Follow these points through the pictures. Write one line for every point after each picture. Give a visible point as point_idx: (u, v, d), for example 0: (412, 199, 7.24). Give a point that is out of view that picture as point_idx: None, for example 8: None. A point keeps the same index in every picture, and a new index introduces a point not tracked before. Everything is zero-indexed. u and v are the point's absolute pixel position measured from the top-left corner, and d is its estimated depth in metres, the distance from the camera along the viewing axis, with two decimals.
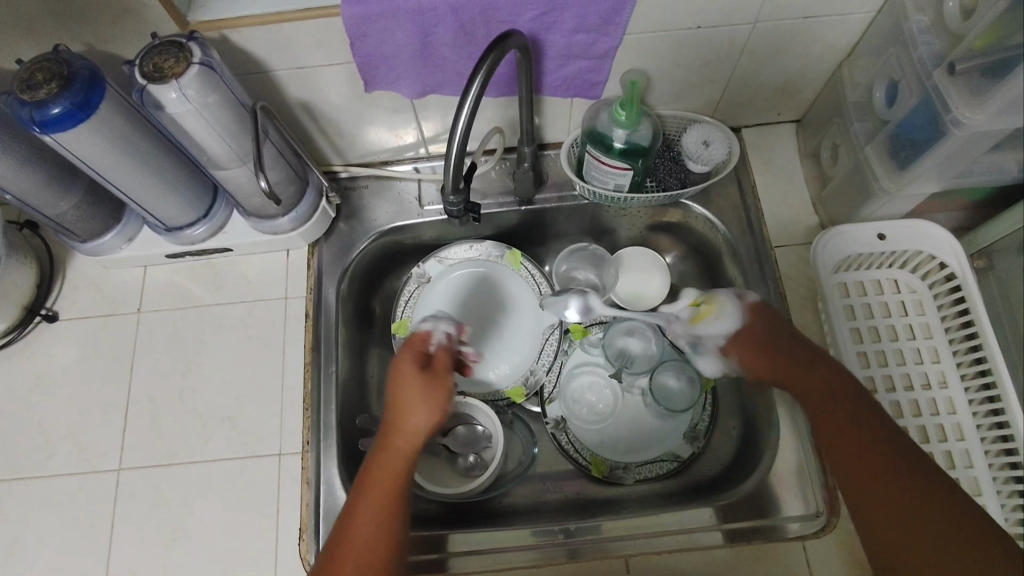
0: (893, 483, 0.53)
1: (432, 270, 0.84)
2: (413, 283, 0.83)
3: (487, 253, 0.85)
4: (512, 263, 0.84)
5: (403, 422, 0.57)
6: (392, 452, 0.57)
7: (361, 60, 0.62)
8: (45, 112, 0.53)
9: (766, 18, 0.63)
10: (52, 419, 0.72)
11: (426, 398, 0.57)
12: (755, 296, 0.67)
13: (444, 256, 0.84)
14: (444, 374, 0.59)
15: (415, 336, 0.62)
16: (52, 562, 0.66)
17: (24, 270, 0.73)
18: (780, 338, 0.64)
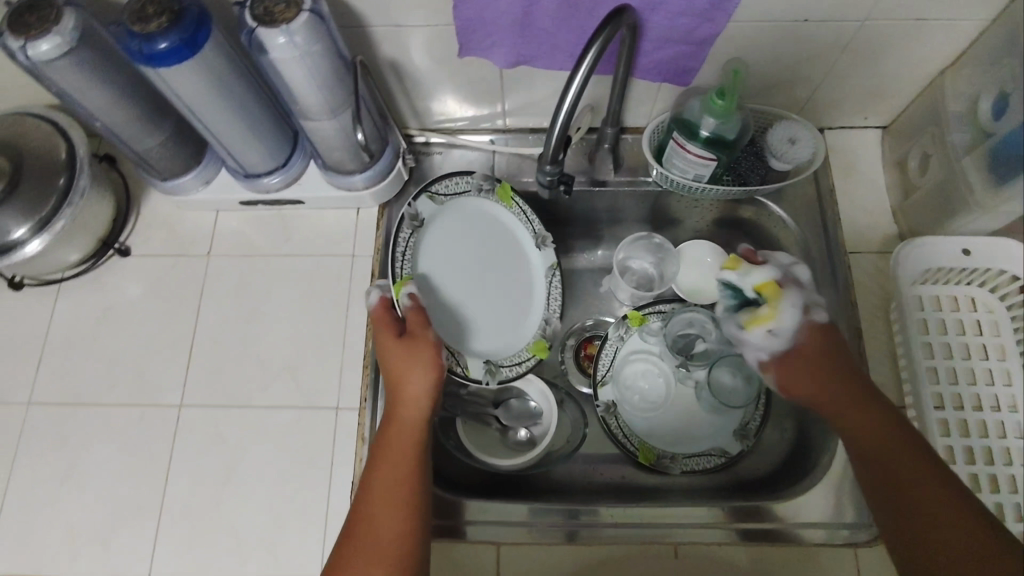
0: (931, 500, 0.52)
1: (424, 210, 0.73)
2: (407, 228, 0.72)
3: (478, 185, 0.76)
4: (501, 199, 0.77)
5: (404, 389, 0.62)
6: (397, 430, 0.60)
7: (462, 23, 0.62)
8: (152, 47, 0.53)
9: (878, 16, 0.61)
10: (117, 351, 0.74)
11: (412, 369, 0.62)
12: (822, 313, 0.63)
13: (433, 193, 0.74)
14: (420, 333, 0.64)
15: (381, 306, 0.66)
16: (109, 488, 0.68)
17: (104, 203, 0.74)
18: (825, 353, 0.61)
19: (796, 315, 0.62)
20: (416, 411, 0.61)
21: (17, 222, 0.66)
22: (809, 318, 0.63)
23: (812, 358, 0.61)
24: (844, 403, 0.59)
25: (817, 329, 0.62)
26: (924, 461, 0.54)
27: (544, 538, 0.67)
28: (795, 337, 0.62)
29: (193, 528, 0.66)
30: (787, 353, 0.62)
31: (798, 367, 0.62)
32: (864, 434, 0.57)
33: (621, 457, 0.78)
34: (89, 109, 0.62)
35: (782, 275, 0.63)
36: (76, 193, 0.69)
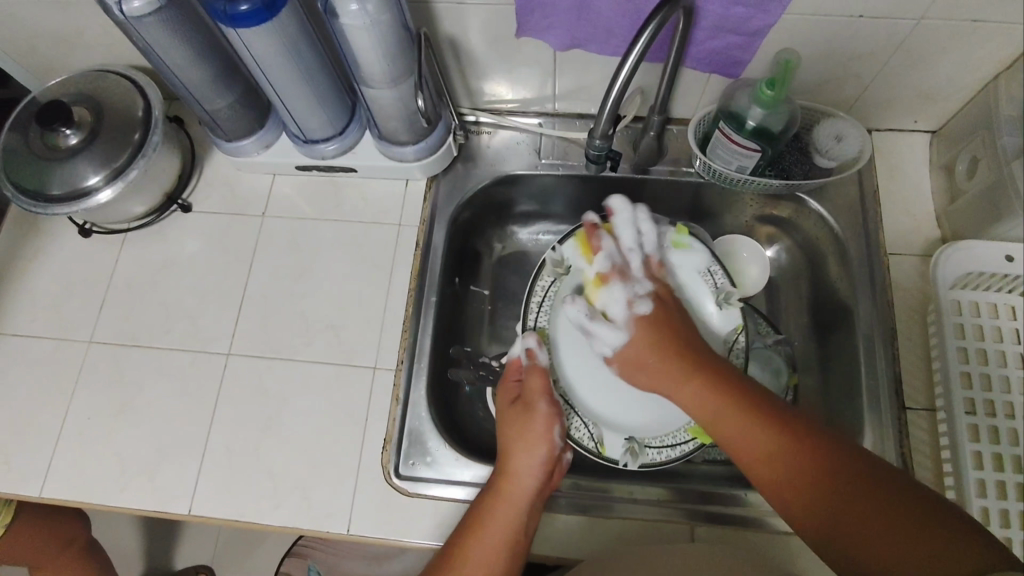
0: (847, 493, 0.50)
1: (571, 254, 0.75)
2: (549, 275, 0.76)
3: (656, 227, 0.75)
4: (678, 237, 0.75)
5: (510, 461, 0.61)
6: (498, 499, 0.58)
7: (522, 3, 0.65)
8: (236, 8, 0.57)
9: (934, 15, 0.61)
10: (173, 299, 0.78)
11: (526, 438, 0.62)
12: (646, 305, 0.64)
13: (582, 235, 0.76)
14: (534, 403, 0.65)
15: (511, 367, 0.70)
16: (158, 425, 0.72)
17: (172, 159, 0.78)
18: (677, 322, 0.63)
19: (620, 307, 0.65)
20: (524, 482, 0.60)
21: (93, 169, 0.71)
22: (635, 312, 0.64)
23: (667, 372, 0.60)
24: (739, 433, 0.55)
25: (646, 319, 0.63)
26: (840, 477, 0.50)
27: (561, 508, 0.68)
28: (625, 330, 0.64)
29: (232, 469, 0.70)
30: (637, 356, 0.62)
31: (650, 370, 0.61)
32: (769, 465, 0.53)
33: None
34: (169, 68, 0.67)
35: (614, 270, 0.69)
36: (149, 147, 0.73)
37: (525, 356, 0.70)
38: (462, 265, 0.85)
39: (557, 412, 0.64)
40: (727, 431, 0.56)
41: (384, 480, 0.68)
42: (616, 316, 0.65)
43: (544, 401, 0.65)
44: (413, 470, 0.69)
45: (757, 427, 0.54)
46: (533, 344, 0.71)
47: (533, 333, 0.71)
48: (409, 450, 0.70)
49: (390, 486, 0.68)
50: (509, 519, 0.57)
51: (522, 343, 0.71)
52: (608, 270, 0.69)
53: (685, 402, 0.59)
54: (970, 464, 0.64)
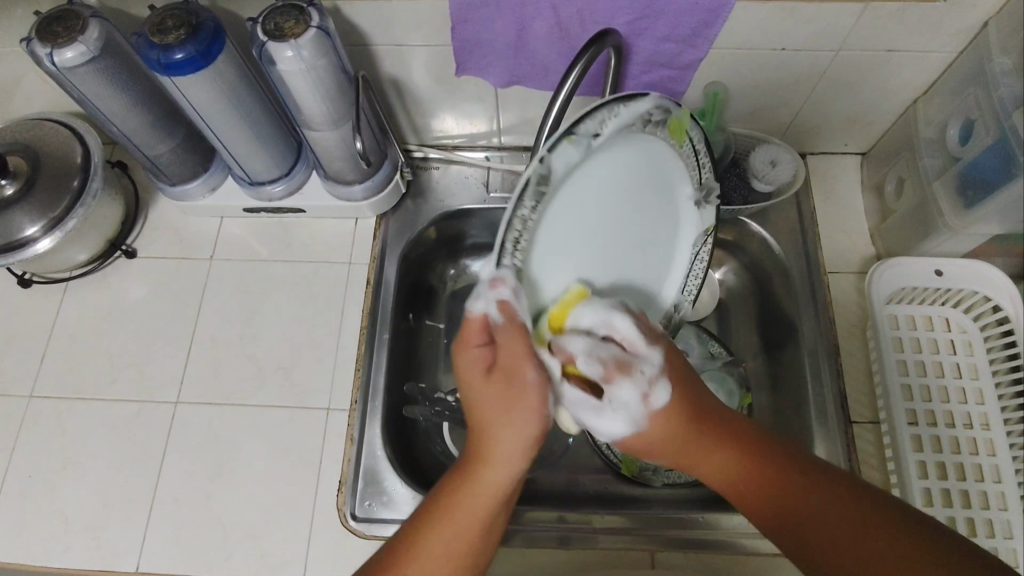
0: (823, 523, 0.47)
1: (560, 164, 0.43)
2: (531, 198, 0.43)
3: (649, 115, 0.48)
4: (677, 137, 0.53)
5: (496, 444, 0.48)
6: (476, 484, 0.48)
7: (459, 44, 0.66)
8: (170, 57, 0.57)
9: (851, 46, 0.65)
10: (117, 348, 0.76)
11: (510, 415, 0.47)
12: (666, 391, 0.49)
13: (576, 135, 0.43)
14: (516, 371, 0.46)
15: (467, 323, 0.47)
16: (104, 481, 0.70)
17: (115, 206, 0.77)
18: (692, 393, 0.51)
19: (634, 401, 0.48)
20: (504, 468, 0.48)
21: (31, 221, 0.69)
22: (650, 404, 0.49)
23: (688, 447, 0.51)
24: (755, 480, 0.50)
25: (664, 412, 0.49)
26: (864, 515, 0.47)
27: (528, 542, 0.68)
28: (642, 426, 0.49)
29: (182, 523, 0.68)
30: (658, 448, 0.51)
31: (666, 451, 0.51)
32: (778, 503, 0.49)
33: (603, 467, 0.79)
34: (106, 115, 0.66)
35: (608, 368, 0.48)
36: (88, 194, 0.71)
37: (494, 312, 0.44)
38: (414, 300, 0.85)
39: (549, 372, 0.47)
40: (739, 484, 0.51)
41: (340, 524, 0.67)
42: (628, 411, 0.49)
43: (531, 367, 0.46)
44: (370, 511, 0.67)
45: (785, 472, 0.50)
46: (510, 296, 0.44)
47: (504, 281, 0.44)
48: (365, 490, 0.68)
49: (346, 531, 0.67)
50: (484, 512, 0.48)
51: (487, 295, 0.44)
52: (605, 375, 0.48)
53: (705, 471, 0.52)
54: (914, 474, 0.65)
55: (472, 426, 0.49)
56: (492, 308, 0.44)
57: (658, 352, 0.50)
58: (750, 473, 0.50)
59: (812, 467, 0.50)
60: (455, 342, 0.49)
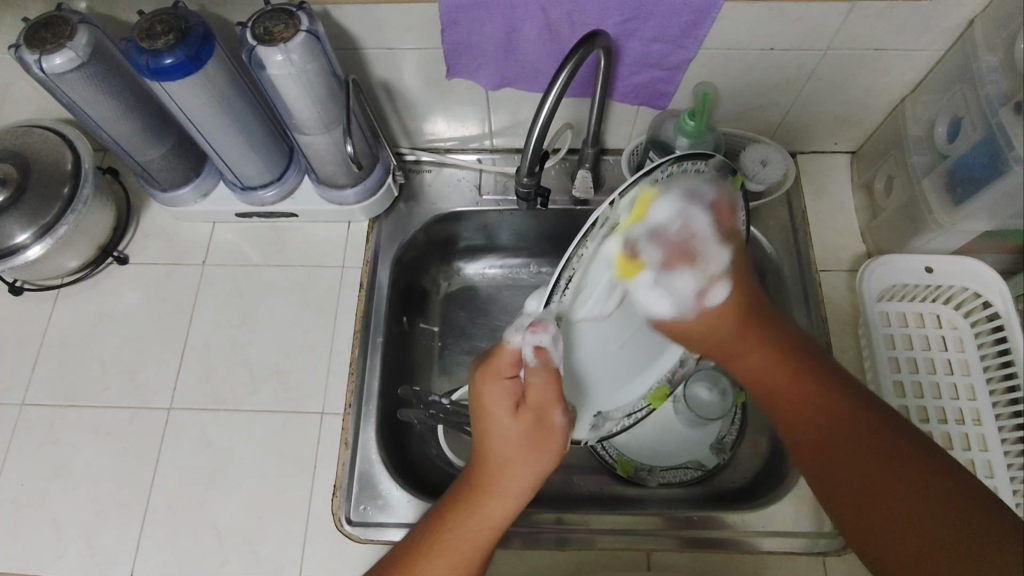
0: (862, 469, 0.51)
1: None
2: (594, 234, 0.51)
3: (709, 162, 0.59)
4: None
5: (505, 479, 0.53)
6: (481, 512, 0.53)
7: (449, 47, 0.66)
8: (160, 61, 0.57)
9: (839, 45, 0.65)
10: (109, 355, 0.76)
11: (527, 457, 0.52)
12: (725, 291, 0.54)
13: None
14: (546, 416, 0.52)
15: (501, 353, 0.51)
16: (97, 489, 0.69)
17: (106, 212, 0.77)
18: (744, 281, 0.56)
19: (690, 294, 0.52)
20: (508, 501, 0.53)
21: (21, 227, 0.69)
22: (710, 301, 0.54)
23: (727, 343, 0.57)
24: (797, 394, 0.56)
25: (716, 309, 0.55)
26: (889, 448, 0.50)
27: (523, 543, 0.68)
28: (683, 313, 0.53)
29: (177, 530, 0.67)
30: (700, 330, 0.57)
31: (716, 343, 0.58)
32: (805, 423, 0.55)
33: (598, 468, 0.79)
34: (96, 121, 0.66)
35: (669, 252, 0.50)
36: (79, 201, 0.72)
37: (529, 353, 0.49)
38: (408, 303, 0.85)
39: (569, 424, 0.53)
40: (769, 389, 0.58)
41: (335, 528, 0.67)
42: (681, 297, 0.52)
43: (558, 416, 0.52)
44: (366, 516, 0.67)
45: (823, 400, 0.54)
46: (549, 340, 0.48)
47: (546, 325, 0.49)
48: (360, 494, 0.68)
49: (341, 535, 0.66)
50: (484, 538, 0.53)
51: (528, 338, 0.49)
52: (664, 262, 0.50)
53: (737, 366, 0.59)
54: None
55: (484, 459, 0.54)
56: (530, 344, 0.49)
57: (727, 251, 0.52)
58: (791, 380, 0.56)
59: (838, 392, 0.55)
60: (478, 370, 0.53)
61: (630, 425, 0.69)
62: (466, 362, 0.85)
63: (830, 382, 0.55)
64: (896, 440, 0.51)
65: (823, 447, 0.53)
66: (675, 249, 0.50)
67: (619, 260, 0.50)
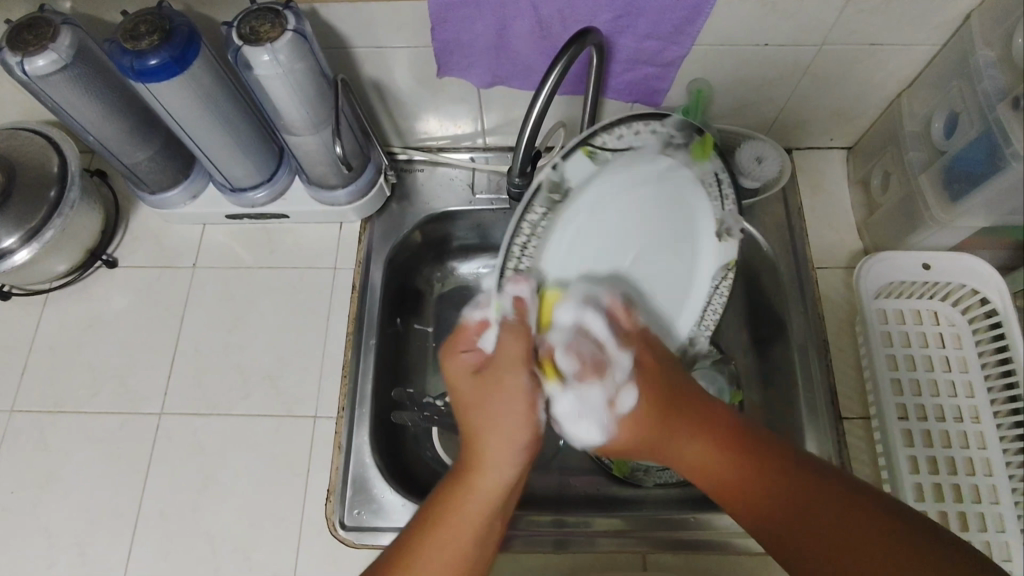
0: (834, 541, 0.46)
1: (574, 175, 0.51)
2: (541, 204, 0.51)
3: (670, 136, 0.55)
4: (698, 158, 0.58)
5: (486, 449, 0.49)
6: (469, 492, 0.49)
7: (439, 45, 0.65)
8: (144, 63, 0.56)
9: (834, 41, 0.64)
10: (100, 361, 0.75)
11: (501, 420, 0.49)
12: (632, 397, 0.50)
13: (594, 148, 0.51)
14: (507, 378, 0.49)
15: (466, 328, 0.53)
16: (88, 496, 0.69)
17: (95, 216, 0.76)
18: (660, 379, 0.52)
19: (600, 408, 0.50)
20: (499, 475, 0.50)
21: (7, 232, 0.68)
22: (618, 410, 0.50)
23: (658, 440, 0.51)
24: (735, 478, 0.50)
25: (629, 419, 0.50)
26: (850, 513, 0.47)
27: (519, 546, 0.67)
28: (608, 432, 0.51)
29: (168, 537, 0.67)
30: (627, 443, 0.51)
31: (633, 431, 0.50)
32: (769, 514, 0.49)
33: (595, 468, 0.79)
34: (82, 123, 0.65)
35: (583, 364, 0.49)
36: (66, 205, 0.71)
37: (509, 307, 0.50)
38: (402, 304, 0.84)
39: (539, 385, 0.50)
40: (712, 480, 0.51)
41: (329, 533, 0.66)
42: (590, 401, 0.49)
43: (522, 376, 0.49)
44: (360, 520, 0.67)
45: (757, 478, 0.50)
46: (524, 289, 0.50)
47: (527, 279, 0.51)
48: (354, 499, 0.68)
49: (335, 540, 0.66)
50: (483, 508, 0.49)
51: (507, 290, 0.50)
52: (578, 372, 0.49)
53: (677, 457, 0.52)
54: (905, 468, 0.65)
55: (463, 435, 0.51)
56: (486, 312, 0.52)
57: (628, 353, 0.52)
58: (744, 470, 0.50)
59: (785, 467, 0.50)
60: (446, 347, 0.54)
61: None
62: None
63: (762, 446, 0.51)
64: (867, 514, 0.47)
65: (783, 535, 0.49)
66: (594, 359, 0.50)
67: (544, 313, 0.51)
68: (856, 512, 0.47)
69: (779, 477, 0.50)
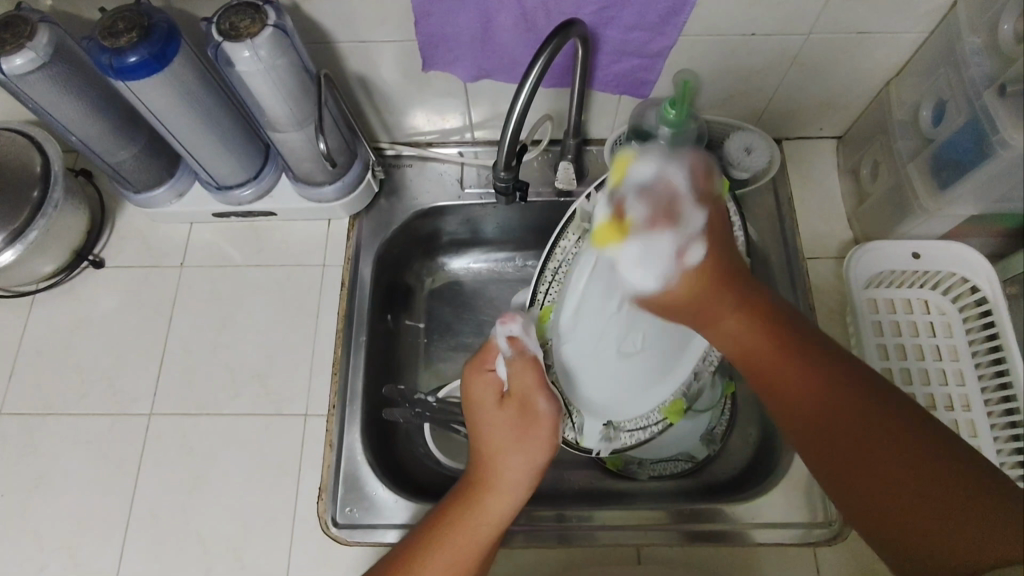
0: (862, 441, 0.44)
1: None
2: (575, 233, 0.64)
3: None
4: (727, 199, 0.66)
5: (502, 470, 0.52)
6: (479, 510, 0.52)
7: (423, 39, 0.65)
8: (122, 60, 0.55)
9: (821, 29, 0.64)
10: (89, 362, 0.74)
11: (523, 444, 0.53)
12: (700, 250, 0.45)
13: None
14: (533, 405, 0.53)
15: (488, 350, 0.56)
16: (79, 497, 0.68)
17: (80, 215, 0.75)
18: (722, 249, 0.48)
19: (667, 253, 0.43)
20: (507, 499, 0.52)
21: None
22: (685, 263, 0.45)
23: (703, 302, 0.48)
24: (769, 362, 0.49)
25: (696, 272, 0.46)
26: (866, 402, 0.45)
27: (512, 541, 0.67)
28: (669, 284, 0.45)
29: (160, 538, 0.66)
30: (683, 298, 0.47)
31: (687, 309, 0.48)
32: (801, 397, 0.48)
33: (588, 462, 0.79)
34: (63, 123, 0.65)
35: (659, 208, 0.43)
36: (49, 205, 0.70)
37: (509, 342, 0.55)
38: (392, 301, 0.84)
39: (557, 415, 0.54)
40: (759, 362, 0.50)
41: (321, 531, 0.66)
42: (654, 258, 0.44)
43: (545, 402, 0.53)
44: (352, 518, 0.67)
45: (800, 368, 0.48)
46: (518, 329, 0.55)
47: (514, 318, 0.55)
48: (346, 495, 0.67)
49: (327, 538, 0.66)
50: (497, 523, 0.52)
51: (502, 330, 0.55)
52: (649, 221, 0.43)
53: (711, 330, 0.51)
54: None
55: (481, 457, 0.53)
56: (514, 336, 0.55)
57: (701, 211, 0.44)
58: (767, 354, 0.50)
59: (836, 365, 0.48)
60: (464, 370, 0.57)
61: (647, 441, 0.69)
62: (451, 358, 0.85)
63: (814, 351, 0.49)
64: (902, 435, 0.43)
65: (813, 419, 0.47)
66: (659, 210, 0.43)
67: (604, 224, 0.44)
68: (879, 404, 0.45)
69: (838, 372, 0.47)
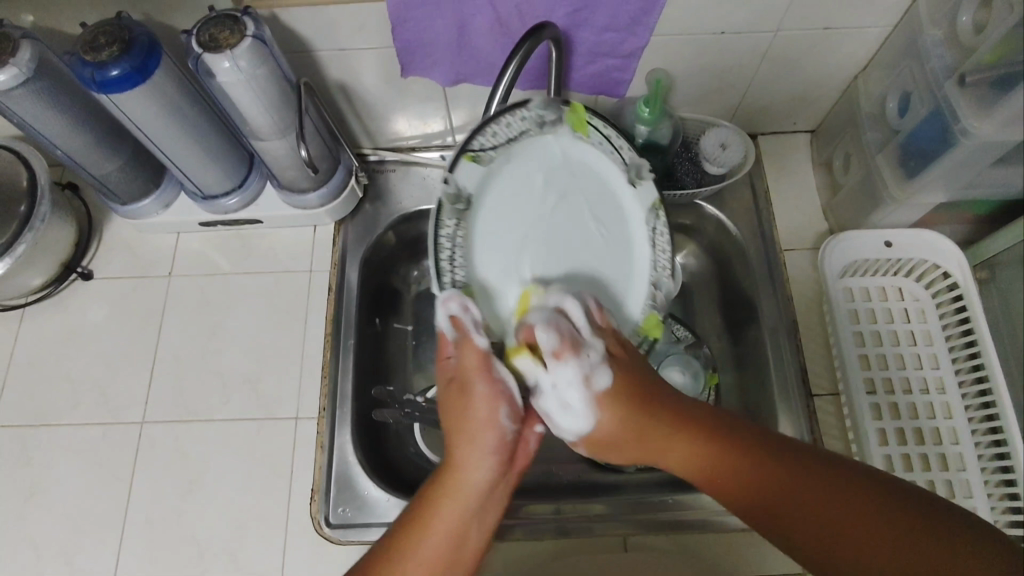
0: (833, 520, 0.47)
1: (469, 182, 0.58)
2: (452, 216, 0.57)
3: (540, 117, 0.60)
4: (578, 130, 0.62)
5: (459, 456, 0.53)
6: (445, 498, 0.51)
7: (401, 46, 0.65)
8: (105, 74, 0.56)
9: (788, 26, 0.66)
10: (79, 373, 0.75)
11: (469, 429, 0.53)
12: (606, 376, 0.52)
13: (475, 153, 0.58)
14: (470, 382, 0.54)
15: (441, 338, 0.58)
16: (74, 507, 0.69)
17: (66, 227, 0.76)
18: (637, 368, 0.54)
19: (569, 381, 0.53)
20: (473, 481, 0.52)
21: None
22: (595, 388, 0.52)
23: (632, 430, 0.52)
24: (736, 479, 0.50)
25: (609, 397, 0.52)
26: (828, 483, 0.48)
27: (501, 535, 0.68)
28: (590, 419, 0.52)
29: (155, 545, 0.67)
30: (607, 434, 0.53)
31: (614, 448, 0.54)
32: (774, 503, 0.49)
33: (577, 457, 0.80)
34: (48, 137, 0.65)
35: (562, 338, 0.52)
36: (37, 218, 0.71)
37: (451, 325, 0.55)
38: (379, 304, 0.85)
39: (501, 389, 0.53)
40: (732, 494, 0.51)
41: (315, 531, 0.67)
42: (565, 392, 0.53)
43: (483, 381, 0.53)
44: (345, 517, 0.68)
45: (759, 465, 0.50)
46: (459, 308, 0.55)
47: (454, 296, 0.56)
48: (338, 496, 0.68)
49: (320, 538, 0.67)
50: (458, 514, 0.51)
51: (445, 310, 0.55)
52: (554, 351, 0.52)
53: (667, 462, 0.53)
54: (874, 441, 0.67)
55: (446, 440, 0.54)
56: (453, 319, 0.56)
57: (602, 342, 0.54)
58: (730, 464, 0.51)
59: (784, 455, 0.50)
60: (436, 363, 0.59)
61: None
62: None
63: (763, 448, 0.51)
64: (861, 502, 0.47)
65: (788, 519, 0.49)
66: (566, 340, 0.52)
67: (513, 349, 0.55)
68: (826, 471, 0.49)
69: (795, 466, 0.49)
